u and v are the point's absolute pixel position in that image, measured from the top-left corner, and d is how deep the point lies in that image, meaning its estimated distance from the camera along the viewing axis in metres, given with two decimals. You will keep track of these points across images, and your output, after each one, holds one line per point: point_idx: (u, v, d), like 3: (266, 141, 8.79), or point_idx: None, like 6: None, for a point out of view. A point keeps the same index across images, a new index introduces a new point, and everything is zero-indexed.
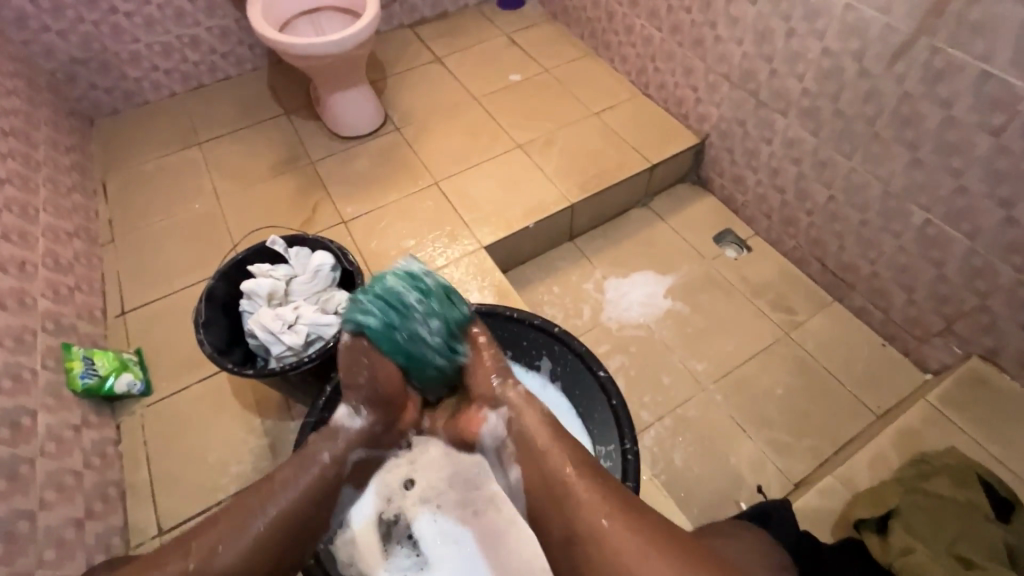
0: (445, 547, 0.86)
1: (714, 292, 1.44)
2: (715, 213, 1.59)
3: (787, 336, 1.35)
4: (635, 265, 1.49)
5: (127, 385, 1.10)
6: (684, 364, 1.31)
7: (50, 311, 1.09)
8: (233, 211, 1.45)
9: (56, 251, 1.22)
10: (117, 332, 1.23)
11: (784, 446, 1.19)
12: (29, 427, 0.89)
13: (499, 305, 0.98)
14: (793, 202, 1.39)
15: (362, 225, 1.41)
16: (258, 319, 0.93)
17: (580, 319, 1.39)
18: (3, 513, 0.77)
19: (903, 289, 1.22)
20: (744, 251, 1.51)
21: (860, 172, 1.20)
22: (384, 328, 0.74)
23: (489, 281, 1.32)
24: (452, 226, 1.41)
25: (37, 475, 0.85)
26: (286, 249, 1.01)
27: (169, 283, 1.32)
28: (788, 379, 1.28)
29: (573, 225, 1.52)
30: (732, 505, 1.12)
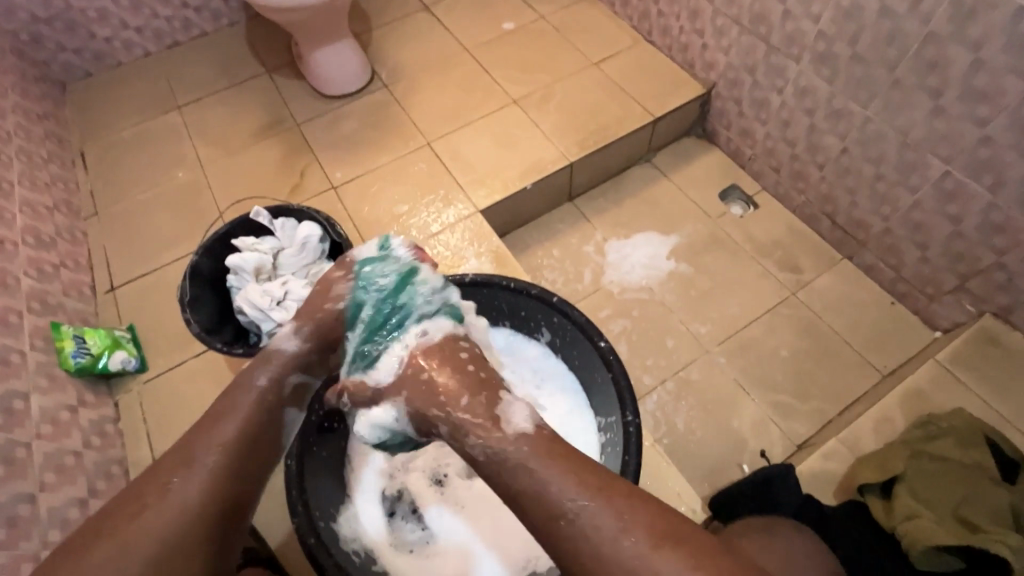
0: (454, 516, 0.85)
1: (719, 252, 1.39)
2: (721, 168, 1.52)
3: (794, 297, 1.31)
4: (637, 226, 1.44)
5: (121, 362, 1.09)
6: (687, 327, 1.28)
7: (35, 291, 1.07)
8: (219, 180, 1.39)
9: (37, 227, 1.18)
10: (108, 308, 1.21)
11: (787, 408, 1.17)
12: (23, 411, 0.88)
13: (494, 275, 0.93)
14: (804, 155, 1.32)
15: (353, 191, 1.36)
16: (246, 296, 0.90)
17: (581, 283, 1.36)
18: (3, 498, 0.76)
19: (917, 246, 1.18)
20: (751, 208, 1.46)
21: (877, 122, 1.13)
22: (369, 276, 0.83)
23: (487, 247, 1.28)
24: (447, 189, 1.35)
25: (35, 459, 0.85)
26: (271, 221, 0.96)
27: (157, 256, 1.28)
28: (793, 339, 1.25)
29: (572, 185, 1.46)
30: (736, 469, 1.12)
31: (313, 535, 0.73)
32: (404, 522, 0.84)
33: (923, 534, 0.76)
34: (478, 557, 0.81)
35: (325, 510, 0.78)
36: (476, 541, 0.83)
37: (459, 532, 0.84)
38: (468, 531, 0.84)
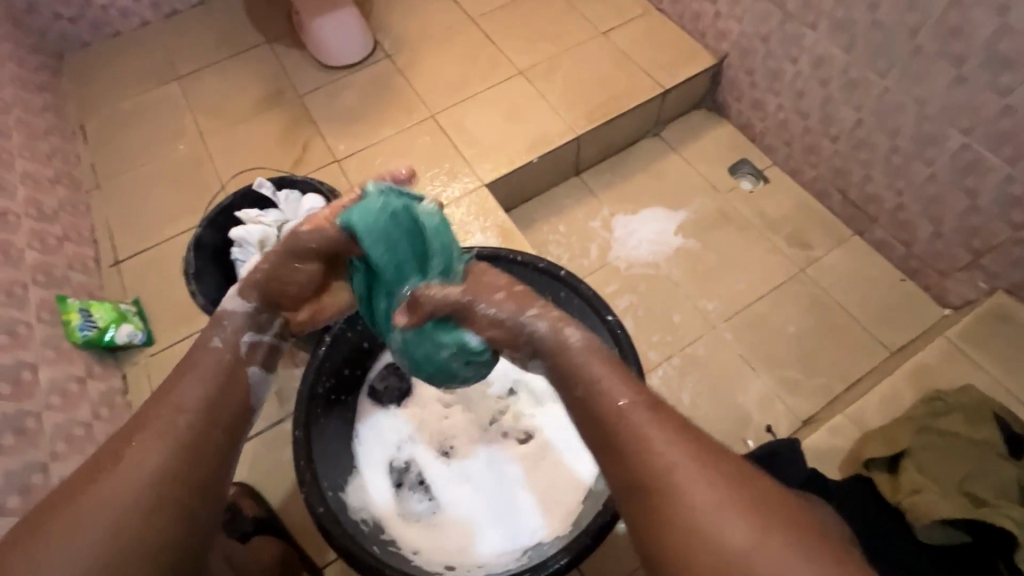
0: (460, 486, 0.86)
1: (727, 228, 1.37)
2: (731, 142, 1.49)
3: (802, 273, 1.30)
4: (644, 201, 1.42)
5: (127, 336, 1.09)
6: (694, 303, 1.27)
7: (40, 263, 1.06)
8: (221, 153, 1.37)
9: (39, 199, 1.17)
10: (113, 282, 1.20)
11: (793, 384, 1.17)
12: (31, 382, 0.88)
13: (501, 248, 0.92)
14: (817, 128, 1.29)
15: (356, 164, 1.34)
16: (251, 268, 0.89)
17: (587, 259, 1.35)
18: (16, 466, 0.77)
19: (930, 221, 1.16)
20: (761, 182, 1.43)
21: (894, 93, 1.10)
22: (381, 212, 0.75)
23: (492, 221, 1.26)
24: (452, 163, 1.33)
25: (45, 429, 0.86)
26: (274, 192, 0.94)
27: (160, 229, 1.27)
28: (801, 316, 1.24)
29: (579, 158, 1.43)
30: (741, 444, 1.12)
31: (322, 504, 0.73)
32: (411, 492, 0.85)
33: (926, 507, 0.77)
34: (485, 526, 0.82)
35: (332, 480, 0.78)
36: (484, 510, 0.83)
37: (467, 502, 0.84)
38: (475, 502, 0.84)
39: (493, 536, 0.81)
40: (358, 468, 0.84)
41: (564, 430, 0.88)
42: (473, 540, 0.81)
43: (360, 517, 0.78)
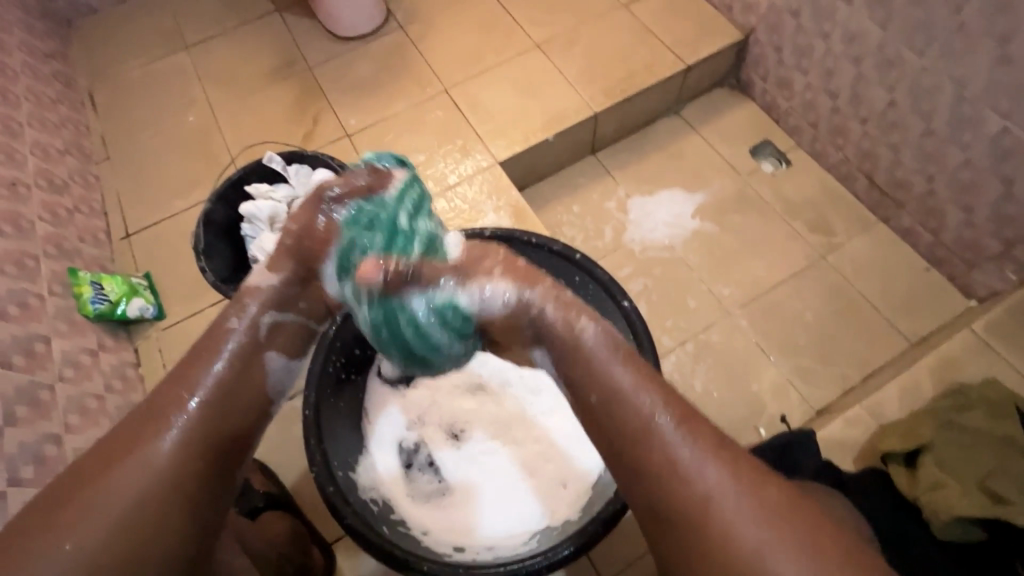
0: (470, 467, 0.85)
1: (746, 211, 1.33)
2: (754, 122, 1.44)
3: (823, 260, 1.26)
4: (662, 182, 1.38)
5: (138, 310, 1.09)
6: (710, 288, 1.25)
7: (50, 235, 1.06)
8: (230, 125, 1.35)
9: (49, 170, 1.16)
10: (124, 255, 1.20)
11: (809, 373, 1.15)
12: (44, 354, 0.88)
13: (516, 229, 0.89)
14: (846, 109, 1.24)
15: (367, 138, 1.31)
16: (261, 245, 0.87)
17: (601, 241, 1.32)
18: (29, 437, 0.78)
19: (962, 209, 1.11)
20: (783, 165, 1.39)
21: (931, 73, 1.04)
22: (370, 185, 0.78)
23: (505, 200, 1.23)
24: (465, 139, 1.30)
25: (58, 400, 0.86)
26: (284, 167, 0.92)
27: (170, 202, 1.26)
28: (820, 304, 1.21)
29: (596, 136, 1.39)
30: (752, 432, 1.10)
31: (331, 483, 0.72)
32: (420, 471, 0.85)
33: (943, 505, 0.76)
34: (493, 508, 0.82)
35: (342, 457, 0.78)
36: (492, 492, 0.83)
37: (475, 483, 0.84)
38: (484, 483, 0.84)
39: (500, 517, 0.81)
40: (368, 445, 0.84)
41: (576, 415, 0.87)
42: (479, 521, 0.81)
43: (368, 492, 0.78)
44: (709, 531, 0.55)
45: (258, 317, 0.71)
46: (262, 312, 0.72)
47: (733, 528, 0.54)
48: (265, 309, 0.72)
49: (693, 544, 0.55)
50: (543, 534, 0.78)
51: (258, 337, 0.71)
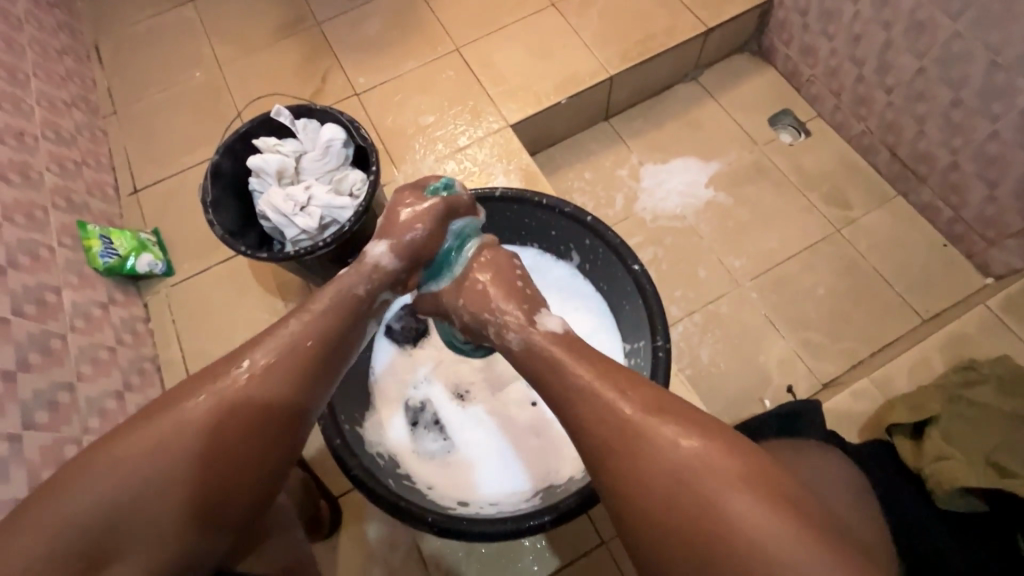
0: (473, 427, 0.86)
1: (762, 182, 1.31)
2: (774, 90, 1.40)
3: (838, 234, 1.24)
4: (676, 150, 1.35)
5: (148, 265, 1.09)
6: (721, 259, 1.23)
7: (59, 187, 1.05)
8: (238, 80, 1.32)
9: (56, 122, 1.14)
10: (133, 211, 1.20)
11: (817, 346, 1.14)
12: (56, 305, 0.89)
13: (527, 190, 0.87)
14: (871, 77, 1.19)
15: (377, 98, 1.28)
16: (269, 200, 0.86)
17: (612, 209, 1.30)
18: (43, 384, 0.79)
19: (985, 183, 1.08)
20: (802, 136, 1.35)
21: (965, 38, 1.00)
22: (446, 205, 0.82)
23: (516, 164, 1.21)
24: (476, 101, 1.27)
25: (71, 350, 0.87)
26: (292, 120, 0.90)
27: (178, 159, 1.25)
28: (832, 278, 1.20)
29: (610, 101, 1.35)
30: (757, 403, 1.10)
31: (339, 435, 0.73)
32: (423, 429, 0.85)
33: (950, 475, 0.74)
34: (496, 466, 0.83)
35: (347, 411, 0.79)
36: (495, 451, 0.84)
37: (478, 442, 0.85)
38: (487, 442, 0.85)
39: (502, 475, 0.82)
40: (372, 403, 0.85)
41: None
42: (482, 479, 0.82)
43: (373, 447, 0.79)
44: (644, 460, 0.55)
45: (376, 291, 0.71)
46: (381, 285, 0.72)
47: (664, 451, 0.55)
48: (385, 285, 0.72)
49: (628, 473, 0.56)
50: (545, 491, 0.79)
51: (372, 311, 0.71)
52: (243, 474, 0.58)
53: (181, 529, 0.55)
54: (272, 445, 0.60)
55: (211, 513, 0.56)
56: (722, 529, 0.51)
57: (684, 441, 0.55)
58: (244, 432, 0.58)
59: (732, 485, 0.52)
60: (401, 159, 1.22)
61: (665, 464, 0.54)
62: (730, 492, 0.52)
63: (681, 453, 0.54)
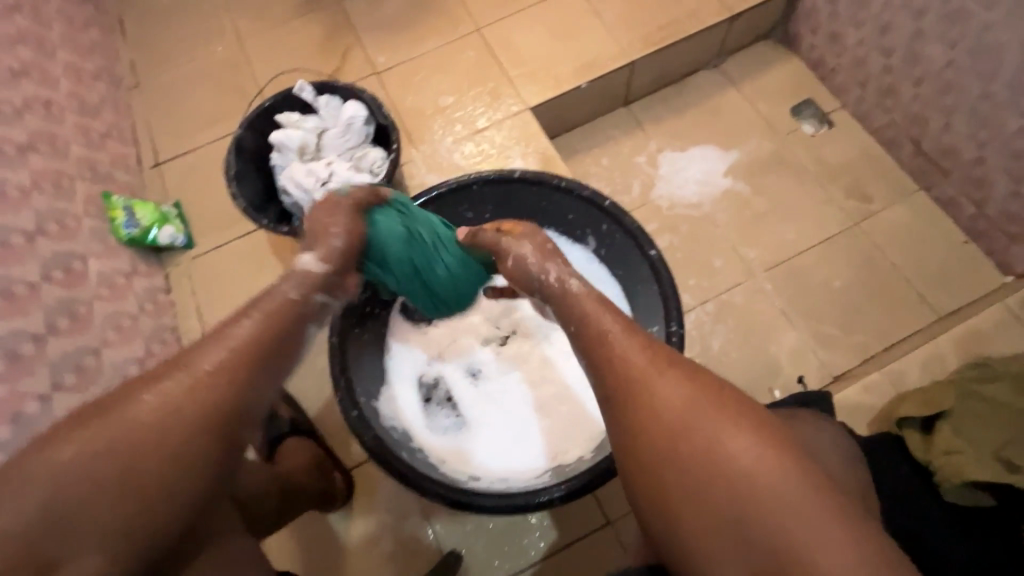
0: (486, 403, 0.88)
1: (781, 172, 1.29)
2: (797, 80, 1.37)
3: (856, 227, 1.23)
4: (695, 138, 1.34)
5: (169, 237, 1.11)
6: (737, 249, 1.23)
7: (84, 157, 1.07)
8: (258, 56, 1.33)
9: (81, 93, 1.16)
10: (155, 183, 1.22)
11: (830, 339, 1.14)
12: (82, 272, 0.91)
13: (547, 173, 0.87)
14: (899, 67, 1.17)
15: (396, 77, 1.28)
16: (291, 174, 0.87)
17: (629, 195, 1.29)
18: (70, 348, 0.82)
19: (1010, 179, 1.06)
20: (824, 127, 1.33)
21: (999, 29, 0.97)
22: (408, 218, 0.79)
23: (534, 147, 1.21)
24: (496, 83, 1.26)
25: (96, 316, 0.90)
26: (315, 97, 0.91)
27: (200, 133, 1.26)
28: (848, 271, 1.19)
29: (631, 87, 1.34)
30: (766, 393, 1.11)
31: (355, 408, 0.76)
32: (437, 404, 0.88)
33: (957, 469, 0.76)
34: (507, 442, 0.85)
35: (363, 385, 0.81)
36: (507, 428, 0.86)
37: (490, 419, 0.87)
38: (499, 419, 0.87)
39: (512, 451, 0.84)
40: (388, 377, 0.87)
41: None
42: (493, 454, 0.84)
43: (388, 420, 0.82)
44: (638, 399, 0.57)
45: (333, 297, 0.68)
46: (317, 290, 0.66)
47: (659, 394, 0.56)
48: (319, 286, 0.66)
49: (622, 421, 0.58)
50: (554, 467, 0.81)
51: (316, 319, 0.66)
52: (173, 479, 0.51)
53: (102, 553, 0.48)
54: (217, 448, 0.54)
55: (138, 533, 0.50)
56: (714, 465, 0.51)
57: (673, 388, 0.56)
58: (185, 444, 0.52)
59: (719, 424, 0.52)
60: (419, 139, 1.22)
61: (653, 411, 0.55)
62: (717, 432, 0.52)
63: (670, 399, 0.55)
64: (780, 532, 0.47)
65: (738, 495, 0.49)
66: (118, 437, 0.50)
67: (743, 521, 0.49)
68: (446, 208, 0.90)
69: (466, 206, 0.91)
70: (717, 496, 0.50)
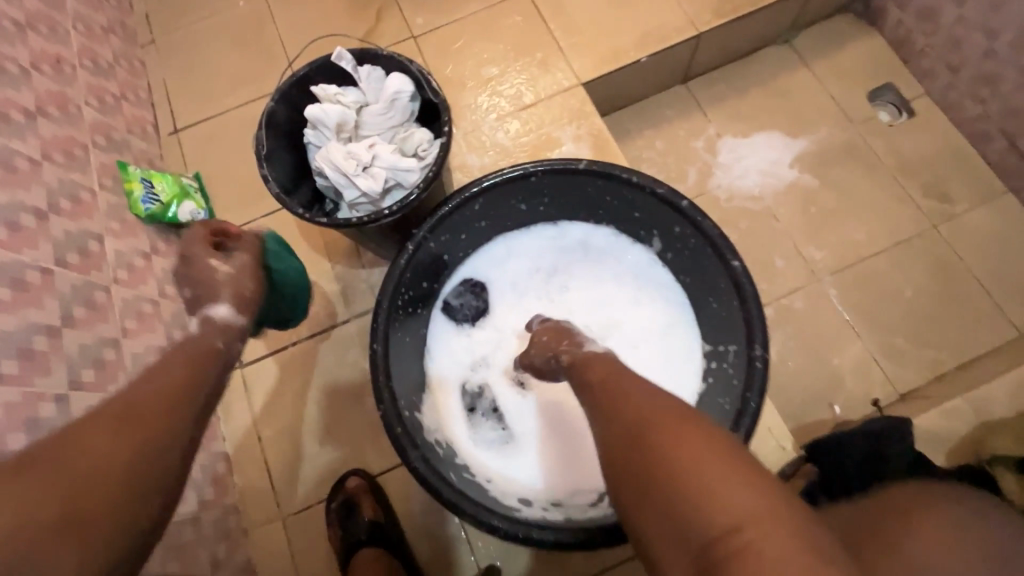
0: (536, 414, 0.81)
1: (852, 165, 1.18)
2: (877, 60, 1.24)
3: (934, 230, 1.12)
4: (759, 122, 1.22)
5: (190, 214, 1.03)
6: (800, 249, 1.13)
7: (98, 123, 0.98)
8: (284, 12, 1.21)
9: (93, 49, 1.06)
10: (174, 152, 1.13)
11: (898, 353, 1.05)
12: (99, 254, 0.84)
13: (614, 164, 0.76)
14: (1004, 52, 1.04)
15: (436, 42, 1.16)
16: (328, 156, 0.78)
17: (684, 183, 1.19)
18: (89, 341, 0.75)
19: None
20: (903, 115, 1.21)
21: None
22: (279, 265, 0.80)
23: (586, 128, 1.10)
24: (545, 53, 1.14)
25: (115, 303, 0.83)
26: (355, 67, 0.80)
27: (221, 98, 1.16)
28: (923, 278, 1.09)
29: (692, 62, 1.21)
30: (826, 408, 1.03)
31: (399, 424, 0.68)
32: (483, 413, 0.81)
33: None
34: (560, 458, 0.78)
35: (406, 395, 0.74)
36: (559, 442, 0.79)
37: (541, 432, 0.80)
38: (550, 432, 0.79)
39: (565, 468, 0.77)
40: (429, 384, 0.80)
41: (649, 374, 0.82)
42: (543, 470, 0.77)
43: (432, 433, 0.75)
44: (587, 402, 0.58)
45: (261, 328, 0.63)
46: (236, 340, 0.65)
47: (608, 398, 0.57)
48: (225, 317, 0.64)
49: (600, 418, 0.54)
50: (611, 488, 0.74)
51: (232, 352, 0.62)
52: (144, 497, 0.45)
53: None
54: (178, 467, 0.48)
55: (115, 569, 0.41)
56: (671, 453, 0.46)
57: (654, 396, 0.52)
58: (119, 471, 0.44)
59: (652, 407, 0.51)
60: (460, 114, 1.11)
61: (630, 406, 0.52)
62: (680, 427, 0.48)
63: (653, 397, 0.52)
64: (730, 515, 0.41)
65: (686, 485, 0.44)
66: (50, 480, 0.40)
67: (688, 515, 0.43)
68: (499, 199, 0.80)
69: (520, 198, 0.82)
70: (663, 482, 0.45)
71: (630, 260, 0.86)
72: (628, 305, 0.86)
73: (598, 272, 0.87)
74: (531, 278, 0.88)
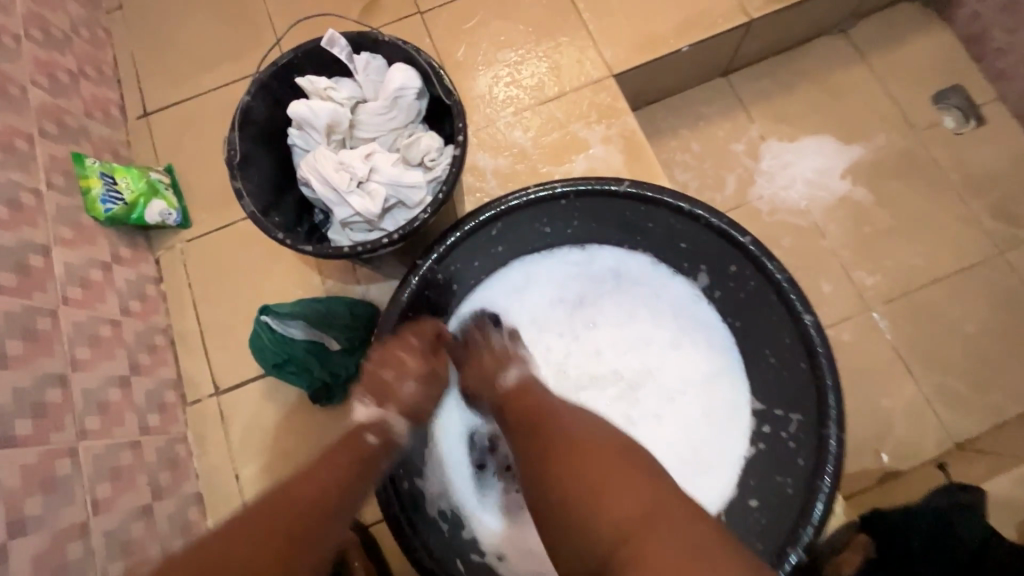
0: None
1: (912, 178, 1.05)
2: (945, 58, 1.09)
3: (1001, 257, 1.00)
4: (808, 125, 1.08)
5: (159, 215, 0.89)
6: (850, 273, 1.01)
7: (49, 107, 0.83)
8: None
9: (44, 16, 0.90)
10: (142, 139, 0.98)
11: (955, 397, 0.94)
12: (44, 270, 0.71)
13: (665, 190, 0.64)
14: None
15: (446, 20, 1.01)
16: (316, 165, 0.65)
17: (721, 193, 1.05)
18: (29, 382, 0.63)
19: None
20: (972, 123, 1.07)
21: None
22: (269, 334, 0.80)
23: (617, 128, 0.95)
24: (572, 37, 0.99)
25: (64, 330, 0.70)
26: (351, 56, 0.66)
27: (196, 77, 1.01)
28: (987, 312, 0.97)
29: (737, 53, 1.06)
30: (872, 456, 0.92)
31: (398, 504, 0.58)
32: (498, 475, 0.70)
33: None
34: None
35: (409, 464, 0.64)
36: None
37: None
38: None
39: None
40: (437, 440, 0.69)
41: (690, 432, 0.71)
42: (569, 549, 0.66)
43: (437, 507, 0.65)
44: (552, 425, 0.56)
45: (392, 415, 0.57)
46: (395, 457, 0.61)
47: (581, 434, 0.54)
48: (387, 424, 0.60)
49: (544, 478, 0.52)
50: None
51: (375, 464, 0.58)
52: None
53: None
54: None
55: None
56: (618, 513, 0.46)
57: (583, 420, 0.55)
58: None
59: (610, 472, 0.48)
60: (472, 107, 0.97)
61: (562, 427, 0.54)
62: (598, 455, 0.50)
63: (579, 429, 0.54)
64: (618, 529, 0.45)
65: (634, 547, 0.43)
66: None
67: (586, 529, 0.46)
68: (520, 222, 0.68)
69: (545, 220, 0.69)
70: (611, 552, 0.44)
71: (668, 293, 0.73)
72: (664, 347, 0.73)
73: (631, 305, 0.75)
74: (554, 310, 0.75)
